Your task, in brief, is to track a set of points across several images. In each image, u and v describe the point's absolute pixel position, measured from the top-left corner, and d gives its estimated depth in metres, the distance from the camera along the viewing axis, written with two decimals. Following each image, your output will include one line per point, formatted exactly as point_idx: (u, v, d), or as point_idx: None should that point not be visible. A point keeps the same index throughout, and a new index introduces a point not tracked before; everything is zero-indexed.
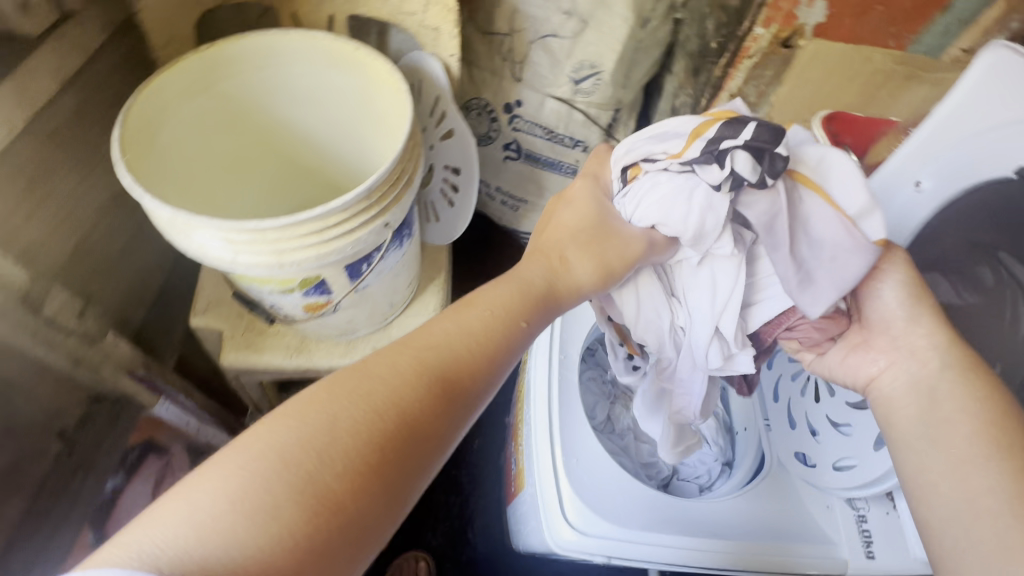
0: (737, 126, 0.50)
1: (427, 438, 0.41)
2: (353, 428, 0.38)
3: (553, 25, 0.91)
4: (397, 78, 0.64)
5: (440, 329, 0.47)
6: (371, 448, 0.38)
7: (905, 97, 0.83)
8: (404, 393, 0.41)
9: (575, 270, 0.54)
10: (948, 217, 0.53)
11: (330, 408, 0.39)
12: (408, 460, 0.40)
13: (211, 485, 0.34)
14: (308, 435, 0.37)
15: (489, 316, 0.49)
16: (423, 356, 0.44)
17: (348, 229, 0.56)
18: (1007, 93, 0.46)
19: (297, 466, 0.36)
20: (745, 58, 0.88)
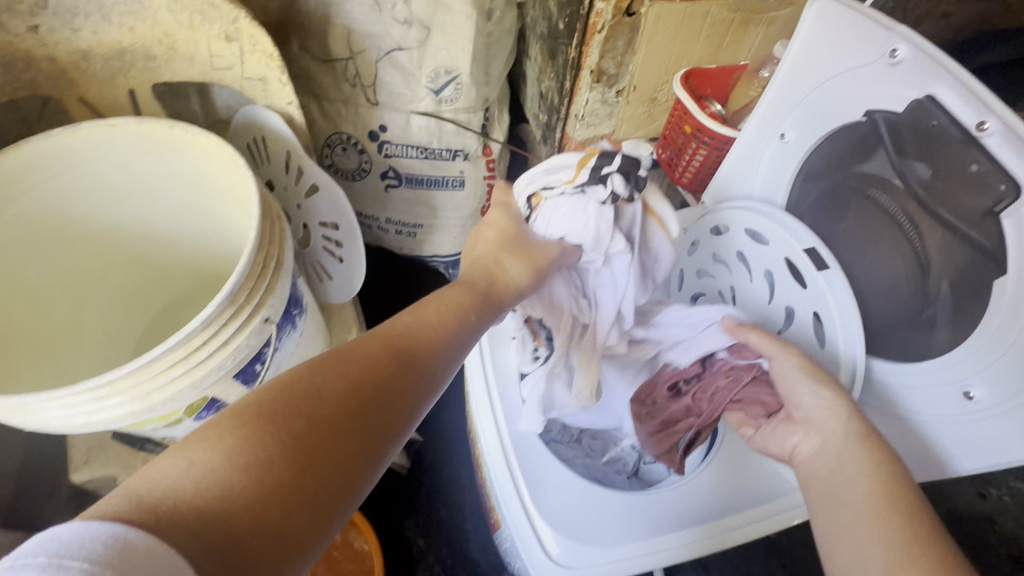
0: (611, 149, 0.54)
1: (401, 410, 0.40)
2: (338, 397, 0.37)
3: (395, 38, 0.85)
4: (228, 151, 0.55)
5: (401, 319, 0.46)
6: (352, 416, 0.37)
7: (747, 40, 0.88)
8: (380, 372, 0.40)
9: (509, 274, 0.55)
10: (814, 163, 0.56)
11: (312, 379, 0.37)
12: (385, 429, 0.39)
13: (207, 445, 0.32)
14: (294, 401, 0.36)
15: (446, 310, 0.49)
16: (392, 338, 0.43)
17: (219, 344, 0.48)
18: (834, 41, 0.49)
19: (288, 427, 0.34)
20: (595, 33, 0.82)
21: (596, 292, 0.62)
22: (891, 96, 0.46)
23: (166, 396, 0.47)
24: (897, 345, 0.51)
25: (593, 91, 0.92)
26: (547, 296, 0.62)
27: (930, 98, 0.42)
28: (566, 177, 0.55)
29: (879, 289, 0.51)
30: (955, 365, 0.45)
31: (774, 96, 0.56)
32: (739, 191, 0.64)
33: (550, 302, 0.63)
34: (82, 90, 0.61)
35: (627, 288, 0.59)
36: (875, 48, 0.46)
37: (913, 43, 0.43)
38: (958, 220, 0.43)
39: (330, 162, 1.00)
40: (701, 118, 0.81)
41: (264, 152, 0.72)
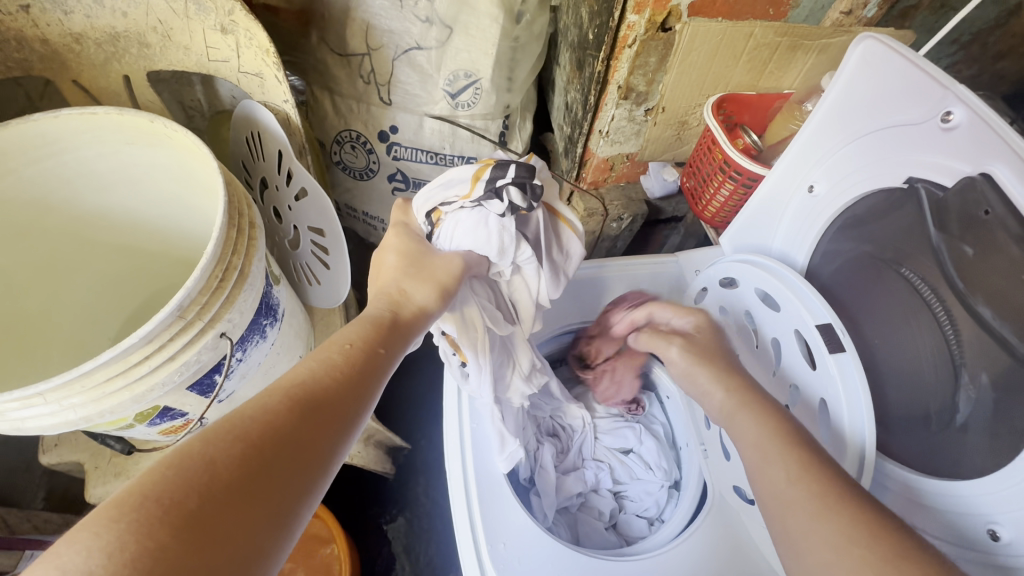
0: (503, 164, 0.50)
1: (312, 465, 0.34)
2: (235, 461, 0.30)
3: (414, 36, 0.80)
4: (204, 151, 0.52)
5: (303, 366, 0.40)
6: (258, 482, 0.31)
7: (794, 68, 0.80)
8: (282, 426, 0.34)
9: (413, 296, 0.49)
10: (844, 224, 0.49)
11: (205, 446, 0.30)
12: (296, 490, 0.32)
13: (83, 543, 0.25)
14: (183, 475, 0.29)
15: (350, 350, 0.42)
16: (291, 386, 0.37)
17: (164, 358, 0.46)
18: (885, 88, 0.42)
19: (180, 507, 0.27)
20: (625, 47, 0.75)
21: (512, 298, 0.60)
22: (939, 166, 0.39)
23: (103, 408, 0.45)
24: (915, 451, 0.43)
25: (620, 108, 0.85)
26: (461, 303, 0.56)
27: (985, 176, 0.35)
28: (461, 192, 0.52)
29: (902, 379, 0.44)
30: (975, 496, 0.38)
31: (804, 144, 0.50)
32: (759, 242, 0.58)
33: (462, 313, 0.56)
34: (76, 73, 0.61)
35: (539, 287, 0.57)
36: (925, 107, 0.39)
37: (969, 106, 0.36)
38: (1001, 322, 0.36)
39: (339, 159, 0.97)
40: (730, 152, 0.75)
41: (258, 148, 0.69)
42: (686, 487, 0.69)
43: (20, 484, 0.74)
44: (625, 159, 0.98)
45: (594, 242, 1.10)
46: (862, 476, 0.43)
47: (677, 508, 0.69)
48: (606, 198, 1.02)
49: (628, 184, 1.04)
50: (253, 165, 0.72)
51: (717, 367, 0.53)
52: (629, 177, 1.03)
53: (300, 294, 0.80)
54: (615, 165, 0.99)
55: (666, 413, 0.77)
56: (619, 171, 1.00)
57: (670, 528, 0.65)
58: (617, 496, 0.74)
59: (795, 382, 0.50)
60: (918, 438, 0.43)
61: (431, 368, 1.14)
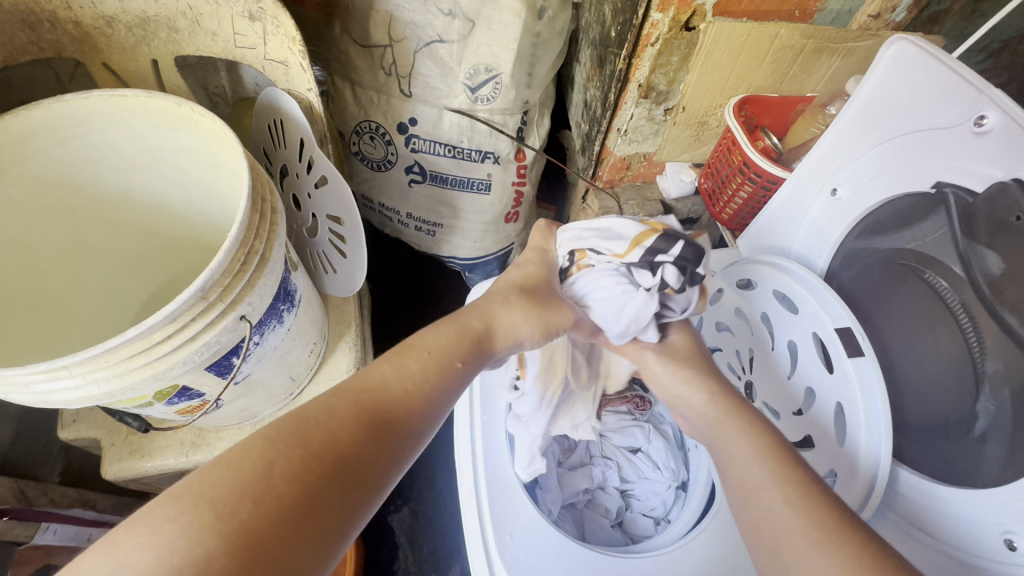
0: (670, 238, 0.50)
1: (367, 478, 0.38)
2: (290, 471, 0.34)
3: (436, 29, 0.80)
4: (230, 136, 0.53)
5: (378, 372, 0.44)
6: (311, 490, 0.34)
7: (817, 71, 0.80)
8: (343, 436, 0.38)
9: (509, 318, 0.52)
10: (867, 227, 0.48)
11: (270, 451, 0.35)
12: (350, 501, 0.36)
13: (144, 535, 0.30)
14: (245, 479, 0.33)
15: (427, 360, 0.46)
16: (361, 398, 0.41)
17: (186, 338, 0.46)
18: (916, 92, 0.42)
19: (232, 517, 0.31)
20: (648, 46, 0.74)
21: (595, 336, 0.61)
22: (969, 170, 0.38)
23: (125, 384, 0.46)
24: (933, 459, 0.43)
25: (639, 107, 0.85)
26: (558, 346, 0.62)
27: (1016, 181, 0.35)
28: (616, 250, 0.53)
29: (922, 384, 0.44)
30: (992, 507, 0.37)
31: (829, 146, 0.50)
32: (777, 243, 0.58)
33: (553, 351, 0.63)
34: (105, 56, 0.62)
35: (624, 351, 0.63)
36: (956, 111, 0.39)
37: (1005, 110, 0.35)
38: None
39: (358, 150, 0.98)
40: (751, 153, 0.74)
41: (280, 135, 0.69)
42: (694, 488, 0.69)
43: (38, 457, 0.76)
44: (643, 159, 0.97)
45: None
46: (865, 507, 0.43)
47: (684, 508, 0.69)
48: (621, 197, 1.02)
49: (644, 184, 1.04)
50: (274, 153, 0.73)
51: (697, 369, 0.57)
52: (646, 177, 1.03)
53: (316, 282, 0.81)
54: (633, 164, 0.98)
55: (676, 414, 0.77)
56: (636, 170, 1.00)
57: (676, 529, 0.65)
58: (624, 494, 0.74)
59: (808, 385, 0.50)
60: (937, 445, 0.42)
61: None
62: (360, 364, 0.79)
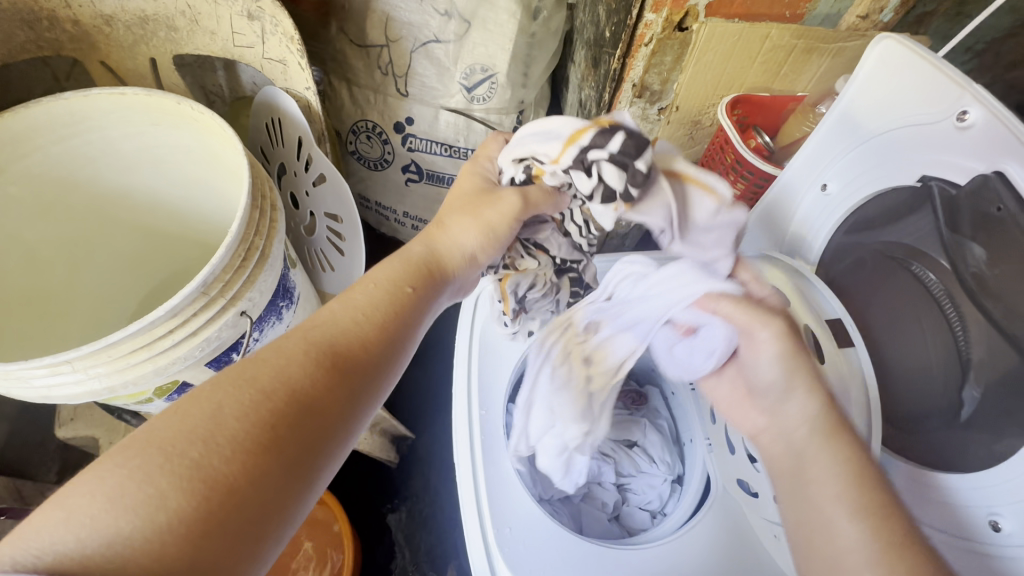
0: (608, 134, 0.45)
1: (327, 416, 0.36)
2: (241, 412, 0.32)
3: (432, 29, 0.81)
4: (229, 133, 0.53)
5: (326, 308, 0.42)
6: (268, 430, 0.32)
7: (807, 72, 0.81)
8: (294, 371, 0.35)
9: (449, 237, 0.50)
10: (856, 221, 0.50)
11: (214, 393, 0.32)
12: (309, 439, 0.34)
13: (87, 488, 0.27)
14: (190, 421, 0.30)
15: (374, 290, 0.44)
16: (313, 332, 0.39)
17: (188, 332, 0.47)
18: (902, 84, 0.43)
19: (183, 457, 0.29)
20: (642, 46, 0.75)
21: (694, 333, 0.54)
22: (952, 164, 0.39)
23: (127, 378, 0.46)
24: (921, 447, 0.44)
25: (633, 106, 0.86)
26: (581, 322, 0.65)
27: (999, 174, 0.36)
28: (552, 154, 0.49)
29: (909, 377, 0.45)
30: (977, 489, 0.38)
31: (820, 141, 0.51)
32: (769, 240, 0.59)
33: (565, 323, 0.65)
34: (105, 54, 0.63)
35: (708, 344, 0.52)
36: (941, 105, 0.40)
37: (987, 105, 0.36)
38: (1009, 320, 0.37)
39: (354, 149, 0.98)
40: (743, 151, 0.76)
41: (278, 134, 0.70)
42: (688, 481, 0.70)
43: (33, 457, 0.76)
44: None
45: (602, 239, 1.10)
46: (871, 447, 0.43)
47: (681, 501, 0.70)
48: None
49: None
50: (272, 151, 0.73)
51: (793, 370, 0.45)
52: None
53: (314, 280, 0.82)
54: None
55: (669, 408, 0.78)
56: None
57: (673, 521, 0.66)
58: (621, 488, 0.75)
59: None
60: (925, 441, 0.44)
61: (437, 360, 1.15)
62: None
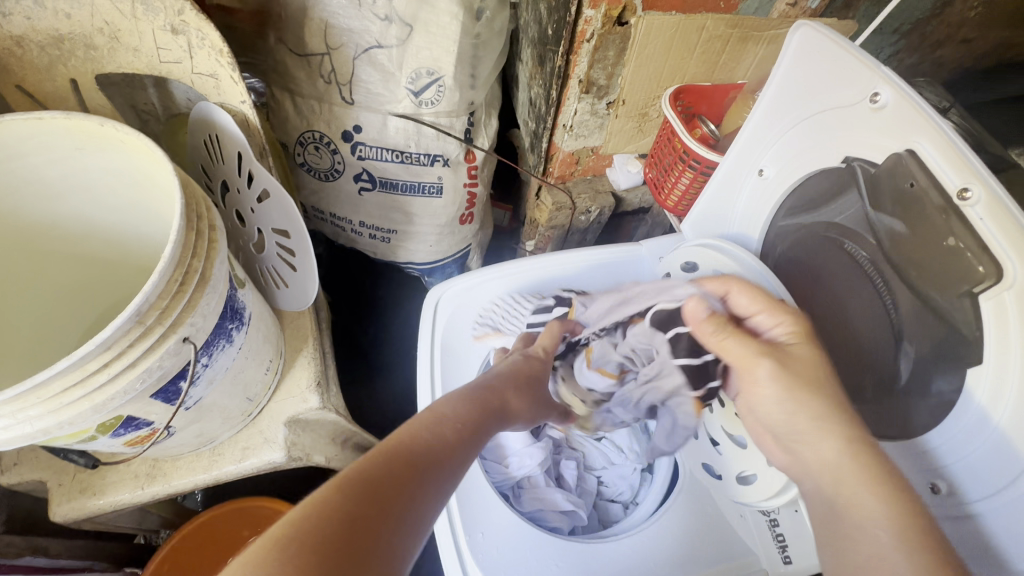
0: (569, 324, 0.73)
1: (417, 536, 0.40)
2: (366, 528, 0.37)
3: (374, 35, 0.80)
4: (158, 154, 0.51)
5: (419, 432, 0.47)
6: (380, 545, 0.37)
7: (745, 60, 0.84)
8: (402, 493, 0.40)
9: (524, 392, 0.60)
10: (791, 202, 0.51)
11: (342, 508, 0.37)
12: (403, 566, 0.38)
13: None
14: (328, 536, 0.35)
15: (460, 429, 0.49)
16: (413, 457, 0.44)
17: (124, 365, 0.45)
18: (822, 71, 0.44)
19: (322, 570, 0.33)
20: (583, 42, 0.76)
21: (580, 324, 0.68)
22: (872, 144, 0.41)
23: (62, 419, 0.44)
24: (870, 420, 0.45)
25: (581, 102, 0.86)
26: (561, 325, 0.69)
27: (911, 152, 0.38)
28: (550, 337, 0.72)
29: (851, 350, 0.47)
30: (922, 455, 0.40)
31: (754, 129, 0.52)
32: (715, 226, 0.60)
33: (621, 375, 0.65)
34: (19, 77, 0.60)
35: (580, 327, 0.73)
36: (858, 88, 0.41)
37: (895, 86, 0.38)
38: (927, 288, 0.39)
39: (303, 160, 0.96)
40: (689, 141, 0.77)
41: (218, 151, 0.67)
42: (659, 469, 0.70)
43: None
44: (591, 153, 0.99)
45: (565, 235, 1.15)
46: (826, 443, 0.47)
47: (651, 490, 0.70)
48: (573, 191, 1.04)
49: (594, 177, 1.06)
50: (212, 168, 0.71)
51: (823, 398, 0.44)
52: (595, 170, 1.04)
53: (268, 298, 0.80)
54: (582, 159, 1.00)
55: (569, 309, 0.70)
56: (585, 164, 1.02)
57: (643, 511, 0.67)
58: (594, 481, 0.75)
59: None
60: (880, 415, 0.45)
61: None
62: (320, 378, 0.78)
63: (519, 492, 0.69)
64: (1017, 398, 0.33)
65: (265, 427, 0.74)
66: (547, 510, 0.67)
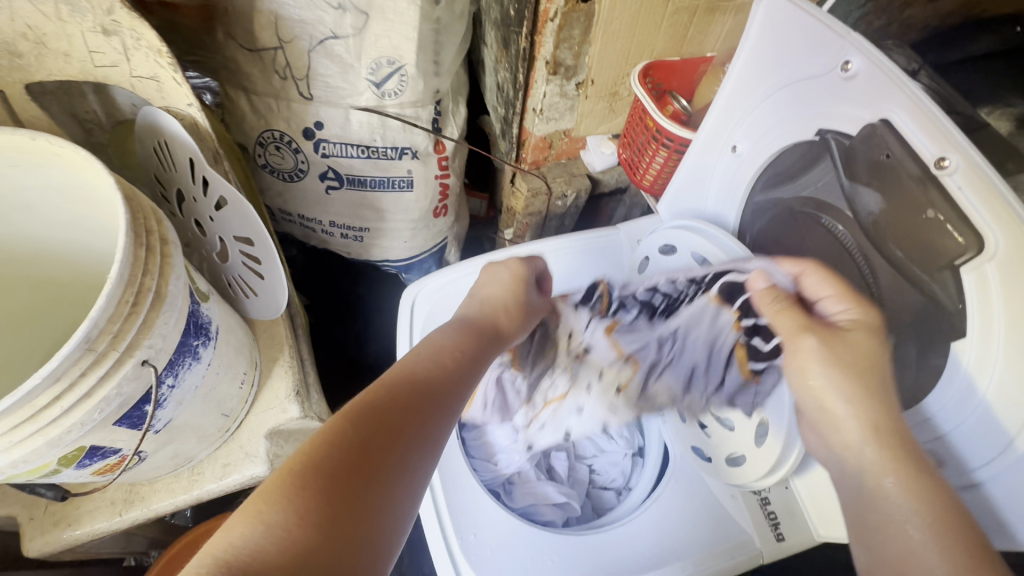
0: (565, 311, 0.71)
1: (424, 446, 0.45)
2: (374, 444, 0.41)
3: (328, 25, 0.75)
4: (98, 166, 0.48)
5: (417, 361, 0.51)
6: (389, 455, 0.42)
7: (714, 32, 0.82)
8: (405, 412, 0.45)
9: (516, 319, 0.61)
10: (768, 176, 0.50)
11: (352, 430, 0.41)
12: (415, 469, 0.43)
13: (274, 506, 0.36)
14: (342, 453, 0.40)
15: (456, 354, 0.53)
16: (413, 383, 0.48)
17: (77, 397, 0.42)
18: (788, 38, 0.43)
19: (340, 480, 0.38)
20: (547, 21, 0.73)
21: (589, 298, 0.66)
22: (845, 115, 0.40)
23: (14, 457, 0.41)
24: None
25: (550, 84, 0.83)
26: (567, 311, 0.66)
27: (885, 122, 0.37)
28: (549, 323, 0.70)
29: None
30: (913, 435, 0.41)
31: (724, 104, 0.51)
32: (692, 205, 0.59)
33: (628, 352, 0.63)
34: None
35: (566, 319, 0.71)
36: (827, 56, 0.40)
37: (864, 53, 0.37)
38: (912, 262, 0.39)
39: (265, 162, 0.92)
40: (660, 119, 0.76)
41: (168, 157, 0.64)
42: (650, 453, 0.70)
43: None
44: (563, 136, 0.97)
45: (542, 222, 1.13)
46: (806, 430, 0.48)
47: (643, 475, 0.70)
48: (548, 176, 1.02)
49: (569, 160, 1.03)
50: (165, 176, 0.67)
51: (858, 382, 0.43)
52: (570, 153, 1.02)
53: (237, 308, 0.77)
54: (554, 142, 0.97)
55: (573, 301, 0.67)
56: (559, 147, 0.99)
57: (636, 499, 0.67)
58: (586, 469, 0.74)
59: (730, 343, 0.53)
60: None
61: None
62: (299, 388, 0.75)
63: (510, 488, 0.68)
64: (1002, 372, 0.35)
65: (244, 442, 0.72)
66: (540, 504, 0.67)
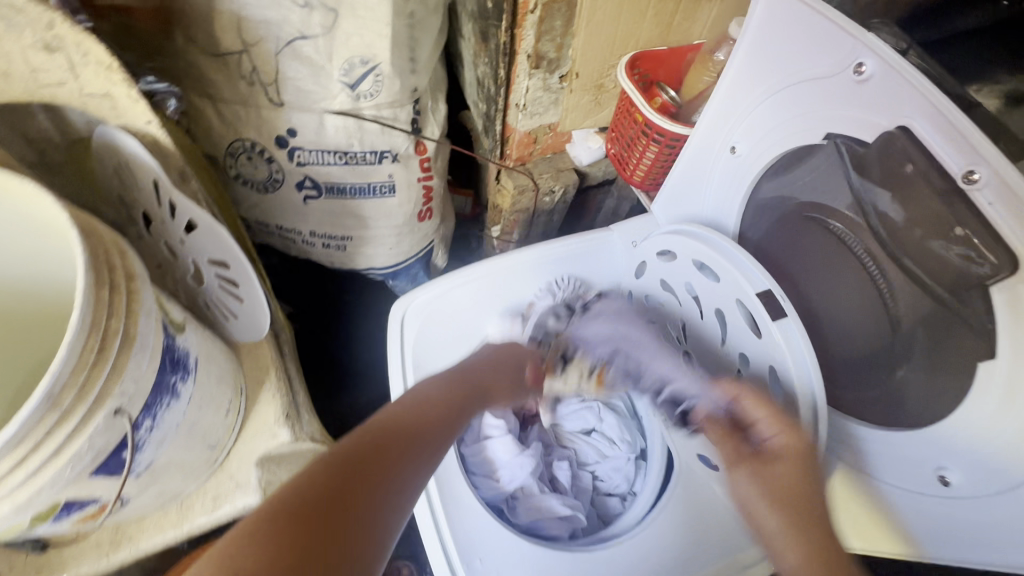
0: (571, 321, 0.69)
1: (397, 497, 0.39)
2: (341, 484, 0.36)
3: (295, 25, 0.70)
4: (49, 199, 0.44)
5: (397, 409, 0.47)
6: (357, 500, 0.36)
7: (700, 18, 0.79)
8: (378, 454, 0.40)
9: (503, 375, 0.59)
10: (773, 178, 0.52)
11: (318, 471, 0.36)
12: (384, 524, 0.37)
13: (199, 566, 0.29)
14: (301, 496, 0.34)
15: (438, 406, 0.49)
16: (390, 427, 0.43)
17: (44, 455, 0.39)
18: (795, 42, 0.44)
19: (292, 528, 0.32)
20: (527, 14, 0.69)
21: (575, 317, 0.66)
22: (859, 120, 0.41)
23: None
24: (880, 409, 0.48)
25: (532, 78, 0.80)
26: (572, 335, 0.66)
27: (904, 128, 0.38)
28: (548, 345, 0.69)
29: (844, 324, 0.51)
30: (937, 445, 0.43)
31: (725, 106, 0.51)
32: (691, 208, 0.61)
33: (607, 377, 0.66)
34: None
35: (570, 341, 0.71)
36: (836, 59, 0.41)
37: (881, 56, 0.38)
38: (933, 280, 0.41)
39: (236, 172, 0.87)
40: (649, 113, 0.73)
41: (130, 178, 0.59)
42: (652, 456, 0.69)
43: None
44: (548, 130, 0.93)
45: (530, 218, 1.10)
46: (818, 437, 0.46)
47: (646, 479, 0.69)
48: (534, 172, 0.99)
49: (554, 154, 1.00)
50: (129, 199, 0.63)
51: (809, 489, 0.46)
52: (555, 148, 0.99)
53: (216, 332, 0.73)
54: (539, 137, 0.94)
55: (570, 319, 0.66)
56: (544, 142, 0.96)
57: (641, 505, 0.66)
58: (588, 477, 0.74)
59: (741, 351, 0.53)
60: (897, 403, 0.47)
61: None
62: (288, 411, 0.72)
63: (513, 503, 0.66)
64: None
65: (234, 471, 0.69)
66: (544, 518, 0.65)
